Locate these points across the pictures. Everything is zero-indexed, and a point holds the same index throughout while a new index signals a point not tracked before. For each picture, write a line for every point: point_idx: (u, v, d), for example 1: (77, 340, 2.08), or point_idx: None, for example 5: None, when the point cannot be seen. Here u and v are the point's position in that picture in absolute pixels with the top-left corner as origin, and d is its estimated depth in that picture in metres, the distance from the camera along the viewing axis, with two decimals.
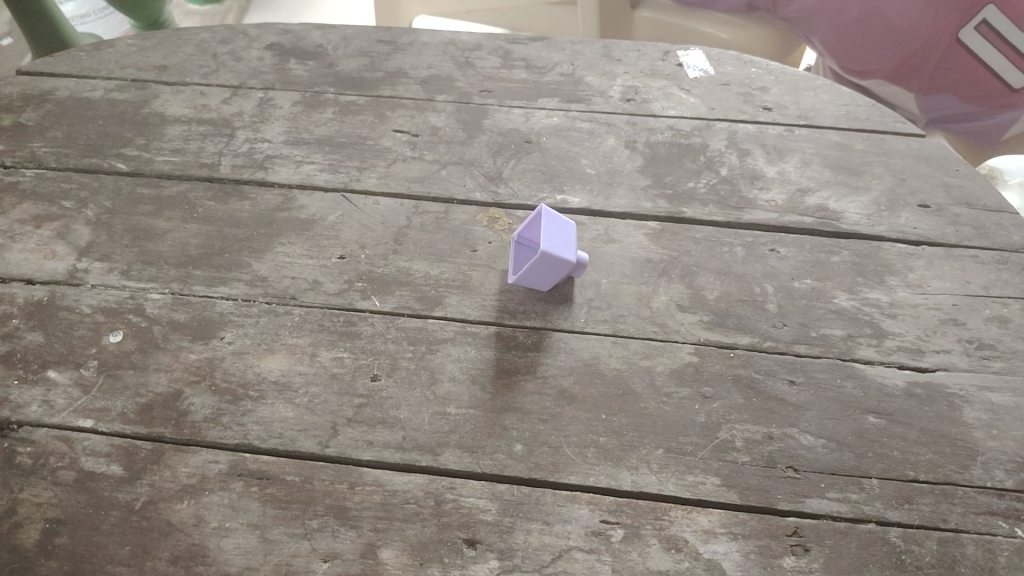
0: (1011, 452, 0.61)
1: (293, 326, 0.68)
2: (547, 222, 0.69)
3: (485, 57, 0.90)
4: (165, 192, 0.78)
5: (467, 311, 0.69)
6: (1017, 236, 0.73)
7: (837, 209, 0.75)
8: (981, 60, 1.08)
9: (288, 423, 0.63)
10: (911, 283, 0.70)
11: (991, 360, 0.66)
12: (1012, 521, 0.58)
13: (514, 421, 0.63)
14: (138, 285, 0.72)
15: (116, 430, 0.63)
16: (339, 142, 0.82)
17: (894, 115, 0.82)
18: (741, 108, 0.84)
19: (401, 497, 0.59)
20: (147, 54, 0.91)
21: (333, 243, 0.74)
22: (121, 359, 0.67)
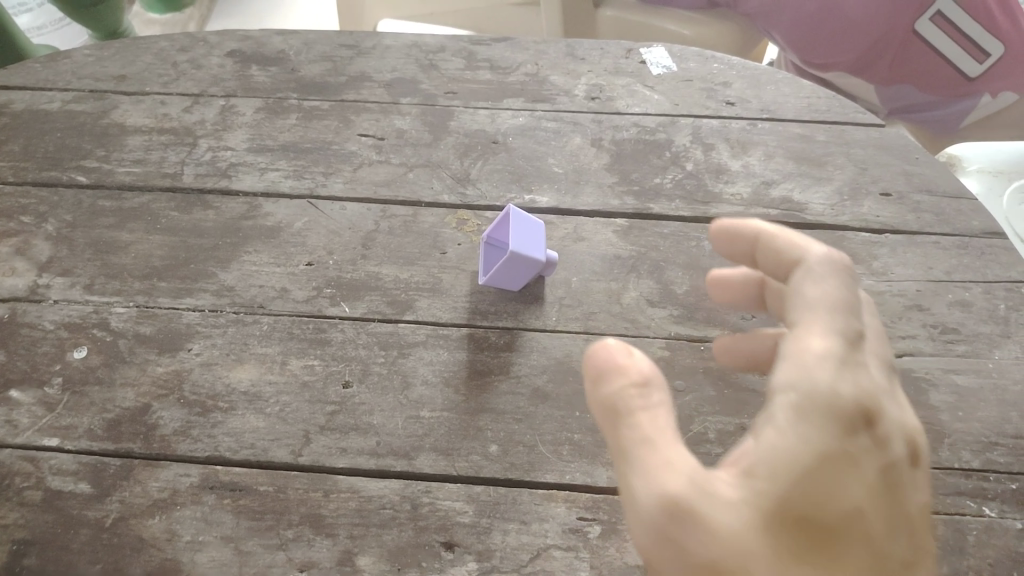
0: (977, 433, 0.62)
1: (262, 335, 0.68)
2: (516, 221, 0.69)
3: (449, 59, 0.90)
4: (126, 204, 0.77)
5: (439, 313, 0.69)
6: (976, 221, 0.74)
7: (802, 201, 0.76)
8: (937, 51, 1.11)
9: (260, 433, 0.62)
10: (876, 271, 0.71)
11: (954, 343, 0.67)
12: (980, 501, 0.59)
13: (488, 422, 0.62)
14: (101, 299, 0.70)
15: (83, 447, 0.62)
16: (303, 148, 0.81)
17: (854, 106, 0.83)
18: (704, 103, 0.84)
19: (376, 502, 0.59)
20: (105, 64, 0.89)
21: (300, 250, 0.73)
22: (87, 375, 0.66)
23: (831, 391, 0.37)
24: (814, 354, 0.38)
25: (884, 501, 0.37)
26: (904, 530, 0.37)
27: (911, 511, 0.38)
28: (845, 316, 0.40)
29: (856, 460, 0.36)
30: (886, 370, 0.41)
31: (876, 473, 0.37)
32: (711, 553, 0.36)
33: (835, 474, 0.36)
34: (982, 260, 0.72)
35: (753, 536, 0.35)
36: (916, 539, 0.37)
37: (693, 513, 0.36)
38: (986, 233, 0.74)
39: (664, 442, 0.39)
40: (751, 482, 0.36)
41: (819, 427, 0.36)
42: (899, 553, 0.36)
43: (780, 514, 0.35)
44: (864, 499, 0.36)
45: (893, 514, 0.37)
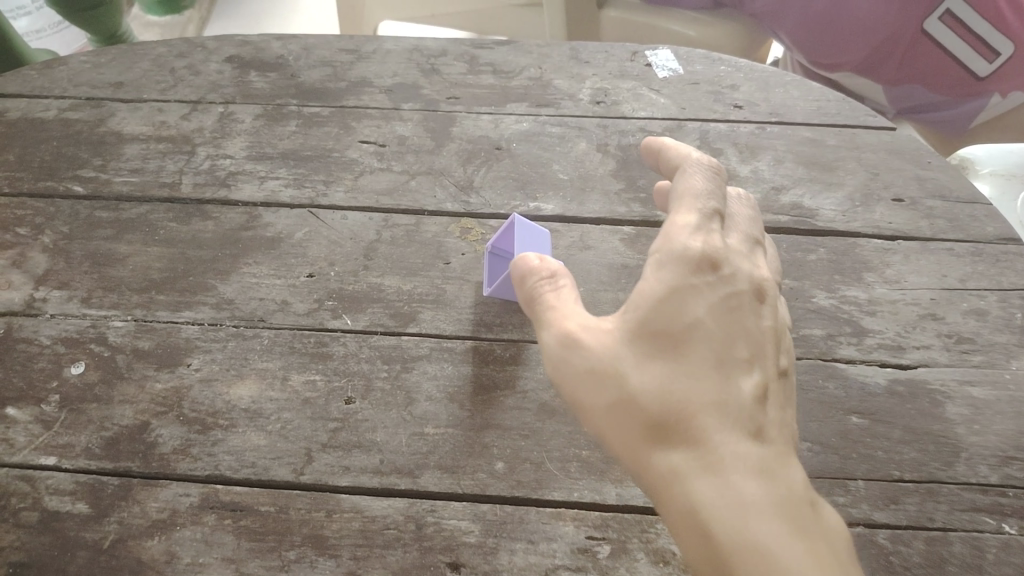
0: (994, 446, 0.61)
1: (262, 350, 0.66)
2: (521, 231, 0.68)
3: (451, 63, 0.88)
4: (124, 215, 0.76)
5: (443, 326, 0.67)
6: (990, 227, 0.73)
7: (812, 207, 0.74)
8: (947, 50, 1.09)
9: (261, 451, 0.61)
10: (889, 279, 0.70)
11: (970, 354, 0.65)
12: (998, 517, 0.58)
13: (494, 439, 0.61)
14: (99, 313, 0.69)
15: (80, 466, 0.61)
16: (303, 156, 0.80)
17: (865, 109, 0.82)
18: (712, 107, 0.82)
19: (380, 522, 0.58)
20: (102, 71, 0.88)
21: (300, 261, 0.72)
22: (85, 392, 0.65)
23: (681, 244, 0.49)
24: (676, 223, 0.50)
25: (727, 322, 0.48)
26: (745, 342, 0.48)
27: (752, 330, 0.49)
28: (703, 199, 0.51)
29: (702, 290, 0.48)
30: (746, 242, 0.53)
31: (719, 298, 0.48)
32: (592, 366, 0.48)
33: (683, 300, 0.47)
34: (996, 267, 0.70)
35: (623, 351, 0.48)
36: (756, 352, 0.48)
37: (580, 341, 0.49)
38: (1000, 239, 0.72)
39: (564, 304, 0.52)
40: (626, 316, 0.49)
41: (672, 268, 0.48)
42: (739, 359, 0.47)
43: (642, 330, 0.48)
44: (707, 318, 0.47)
45: (735, 333, 0.48)
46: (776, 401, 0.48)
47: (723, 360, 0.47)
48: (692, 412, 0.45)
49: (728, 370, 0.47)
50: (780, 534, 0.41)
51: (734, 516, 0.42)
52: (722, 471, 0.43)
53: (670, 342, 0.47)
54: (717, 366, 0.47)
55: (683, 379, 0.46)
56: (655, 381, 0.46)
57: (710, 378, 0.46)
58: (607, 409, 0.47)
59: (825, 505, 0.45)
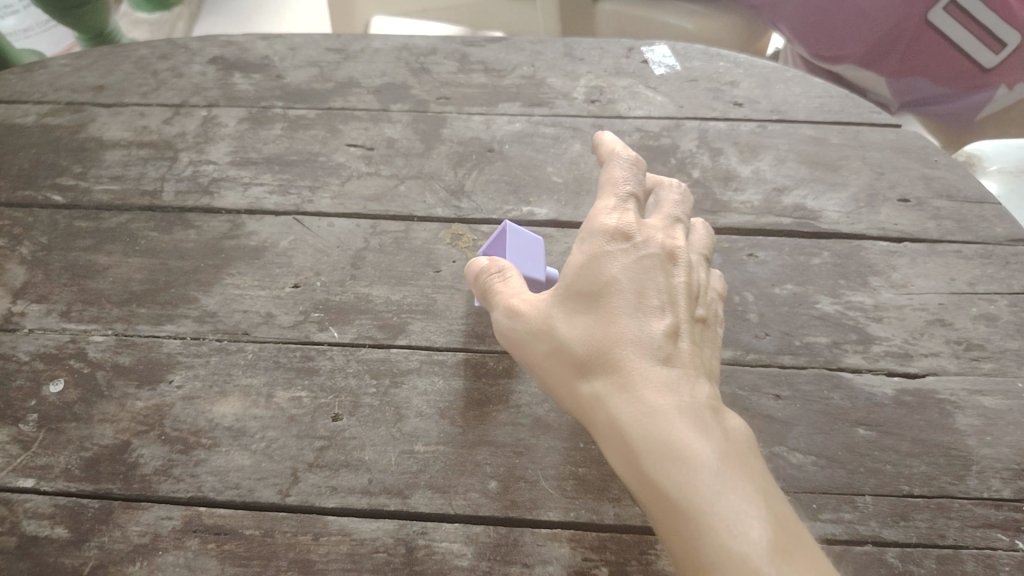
0: (1006, 458, 0.59)
1: (246, 365, 0.64)
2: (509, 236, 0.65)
3: (441, 62, 0.85)
4: (104, 224, 0.73)
5: (433, 337, 0.65)
6: (1000, 227, 0.70)
7: (815, 208, 0.72)
8: (951, 41, 1.06)
9: (245, 471, 0.59)
10: (895, 284, 0.67)
11: (980, 361, 0.63)
12: (1011, 534, 0.56)
13: (487, 456, 0.59)
14: (79, 327, 0.67)
15: (59, 489, 0.59)
16: (289, 160, 0.77)
17: (868, 106, 0.79)
18: (711, 104, 0.80)
19: (369, 546, 0.55)
20: (82, 74, 0.85)
21: (286, 271, 0.69)
22: (63, 411, 0.62)
23: (598, 221, 0.53)
24: (599, 207, 0.55)
25: (642, 271, 0.51)
26: (661, 293, 0.51)
27: (667, 279, 0.52)
28: (620, 186, 0.56)
29: (619, 251, 0.52)
30: (671, 218, 0.56)
31: (634, 258, 0.52)
32: (530, 329, 0.53)
33: (599, 262, 0.51)
34: (1007, 269, 0.68)
35: (554, 310, 0.52)
36: (672, 297, 0.51)
37: (519, 310, 0.54)
38: (1010, 240, 0.70)
39: (507, 285, 0.56)
40: (559, 283, 0.53)
41: (591, 242, 0.53)
42: (656, 301, 0.50)
43: (568, 290, 0.52)
44: (624, 270, 0.51)
45: (651, 280, 0.51)
46: (692, 343, 0.50)
47: (639, 302, 0.50)
48: (610, 346, 0.49)
49: (644, 311, 0.50)
50: (689, 440, 0.44)
51: (647, 428, 0.45)
52: (637, 391, 0.47)
53: (590, 292, 0.51)
54: (633, 308, 0.50)
55: (603, 327, 0.49)
56: (580, 329, 0.50)
57: (626, 318, 0.49)
58: (545, 362, 0.52)
59: (734, 421, 0.46)
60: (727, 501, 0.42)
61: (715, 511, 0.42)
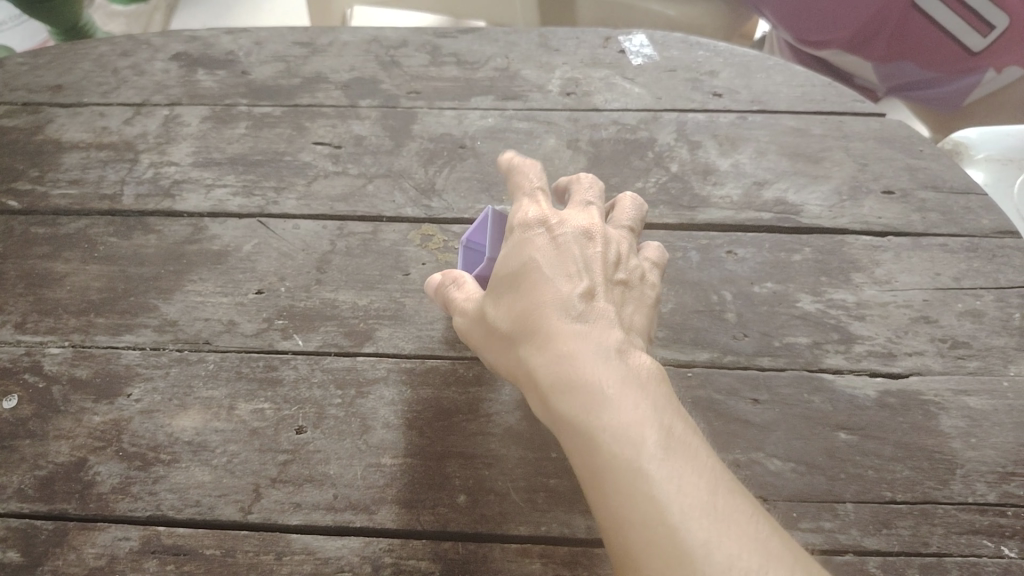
0: (992, 461, 0.57)
1: (207, 376, 0.62)
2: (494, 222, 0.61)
3: (412, 54, 0.83)
4: (61, 230, 0.71)
5: (401, 344, 0.63)
6: (986, 219, 0.68)
7: (796, 202, 0.70)
8: (937, 23, 1.04)
9: (205, 488, 0.57)
10: (879, 280, 0.65)
11: (966, 360, 0.61)
12: (997, 540, 0.54)
13: (456, 468, 0.57)
14: (34, 339, 0.64)
15: (12, 510, 0.56)
16: (253, 160, 0.74)
17: (852, 95, 0.77)
18: (689, 95, 0.77)
19: (333, 565, 0.53)
20: (40, 73, 0.82)
21: (249, 276, 0.67)
22: (17, 428, 0.60)
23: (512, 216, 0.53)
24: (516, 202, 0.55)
25: (553, 242, 0.51)
26: (573, 259, 0.50)
27: (579, 246, 0.51)
28: (533, 185, 0.56)
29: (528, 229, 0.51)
30: (587, 202, 0.56)
31: (545, 236, 0.51)
32: (468, 319, 0.53)
33: (513, 246, 0.51)
34: (993, 263, 0.66)
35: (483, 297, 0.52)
36: (587, 261, 0.50)
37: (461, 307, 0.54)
38: (997, 233, 0.67)
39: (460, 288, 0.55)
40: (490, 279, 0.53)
41: (508, 237, 0.52)
42: (568, 266, 0.49)
43: (493, 275, 0.52)
44: (535, 244, 0.51)
45: (562, 249, 0.50)
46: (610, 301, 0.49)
47: (551, 267, 0.49)
48: (525, 310, 0.48)
49: (555, 275, 0.49)
50: (591, 382, 0.43)
51: (553, 377, 0.44)
52: (547, 342, 0.46)
53: (505, 267, 0.50)
54: (545, 276, 0.49)
55: (519, 299, 0.49)
56: (502, 304, 0.50)
57: (538, 284, 0.48)
58: (481, 345, 0.52)
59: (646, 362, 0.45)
60: (623, 426, 0.40)
61: (612, 437, 0.40)
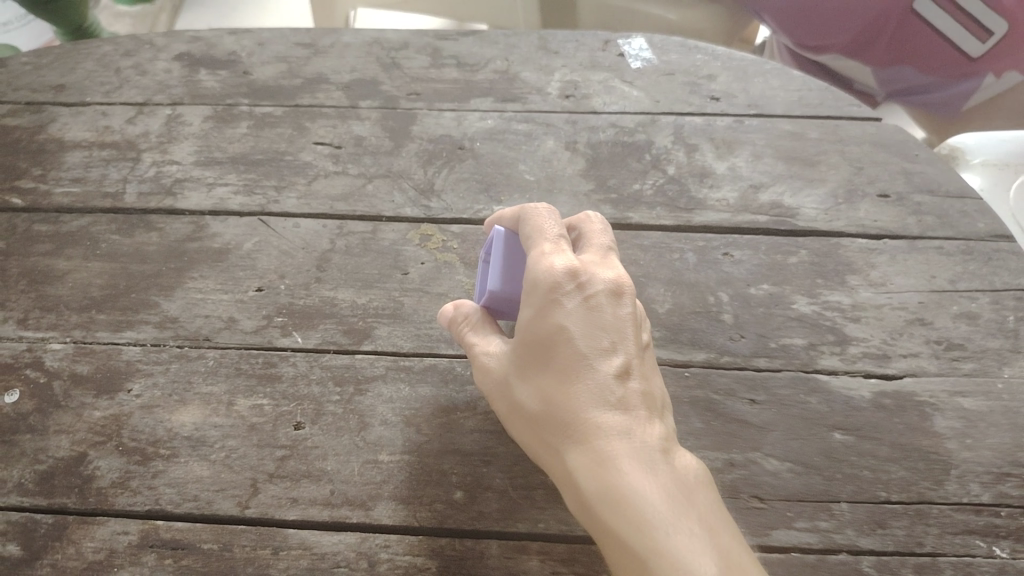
0: (987, 462, 0.57)
1: (207, 372, 0.62)
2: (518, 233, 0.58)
3: (413, 56, 0.83)
4: (64, 227, 0.71)
5: (400, 342, 0.63)
6: (982, 223, 0.69)
7: (793, 205, 0.70)
8: (936, 29, 1.04)
9: (204, 483, 0.57)
10: (874, 282, 0.66)
11: (960, 361, 0.61)
12: (990, 540, 0.54)
13: (454, 466, 0.58)
14: (36, 335, 0.65)
15: (12, 504, 0.57)
16: (255, 160, 0.75)
17: (849, 99, 0.77)
18: (687, 98, 0.78)
19: (331, 560, 0.54)
20: (43, 73, 0.83)
21: (249, 274, 0.68)
22: (18, 422, 0.61)
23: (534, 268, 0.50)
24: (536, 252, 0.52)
25: (584, 314, 0.48)
26: (604, 331, 0.48)
27: (610, 315, 0.49)
28: (552, 230, 0.53)
29: (556, 295, 0.49)
30: (605, 248, 0.54)
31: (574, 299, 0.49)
32: (494, 385, 0.52)
33: (541, 310, 0.49)
34: (988, 266, 0.66)
35: (509, 365, 0.51)
36: (619, 329, 0.49)
37: (482, 368, 0.53)
38: (992, 236, 0.68)
39: (476, 337, 0.55)
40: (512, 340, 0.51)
41: (531, 294, 0.50)
42: (601, 345, 0.48)
43: (518, 343, 0.50)
44: (564, 315, 0.48)
45: (593, 319, 0.48)
46: (643, 380, 0.48)
47: (584, 342, 0.48)
48: (559, 399, 0.47)
49: (588, 357, 0.48)
50: (637, 493, 0.43)
51: (597, 484, 0.44)
52: (589, 442, 0.45)
53: (534, 343, 0.49)
54: (579, 356, 0.48)
55: (553, 380, 0.48)
56: (533, 387, 0.49)
57: (572, 371, 0.47)
58: (510, 418, 0.51)
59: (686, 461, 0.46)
60: (677, 550, 0.41)
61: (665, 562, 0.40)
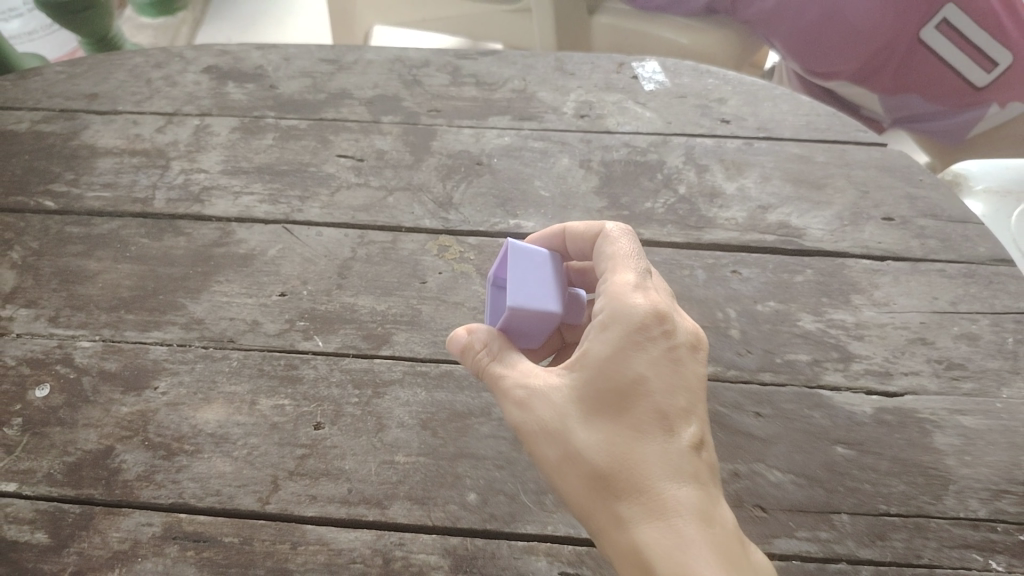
0: (984, 479, 0.59)
1: (231, 372, 0.65)
2: (571, 252, 0.58)
3: (434, 74, 0.86)
4: (95, 230, 0.74)
5: (417, 348, 0.66)
6: (983, 247, 0.71)
7: (800, 226, 0.72)
8: (942, 59, 1.08)
9: (226, 478, 0.59)
10: (877, 302, 0.68)
11: (960, 380, 0.63)
12: (987, 554, 0.55)
13: (468, 469, 0.60)
14: (66, 333, 0.67)
15: (41, 493, 0.59)
16: (280, 170, 0.78)
17: (855, 125, 0.80)
18: (698, 121, 0.80)
19: (347, 556, 0.56)
20: (77, 82, 0.85)
21: (273, 279, 0.70)
22: (48, 416, 0.63)
23: (622, 306, 0.48)
24: (618, 284, 0.50)
25: (671, 370, 0.48)
26: (683, 393, 0.48)
27: (687, 375, 0.48)
28: (634, 263, 0.52)
29: (645, 341, 0.48)
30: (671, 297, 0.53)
31: (660, 352, 0.48)
32: (541, 423, 0.48)
33: (625, 356, 0.47)
34: (989, 289, 0.68)
35: (567, 405, 0.48)
36: (693, 392, 0.48)
37: (525, 402, 0.49)
38: (992, 260, 0.70)
39: (506, 367, 0.51)
40: (573, 377, 0.48)
41: (615, 333, 0.48)
42: (682, 408, 0.47)
43: (589, 385, 0.47)
44: (652, 366, 0.47)
45: (677, 377, 0.48)
46: (709, 452, 0.48)
47: (664, 401, 0.47)
48: (638, 457, 0.46)
49: (669, 418, 0.47)
50: None
51: (673, 563, 0.43)
52: (665, 514, 0.44)
53: (614, 390, 0.47)
54: (658, 417, 0.47)
55: (627, 437, 0.46)
56: (601, 436, 0.47)
57: (654, 429, 0.46)
58: (555, 463, 0.48)
59: (750, 547, 0.46)
60: None
61: None
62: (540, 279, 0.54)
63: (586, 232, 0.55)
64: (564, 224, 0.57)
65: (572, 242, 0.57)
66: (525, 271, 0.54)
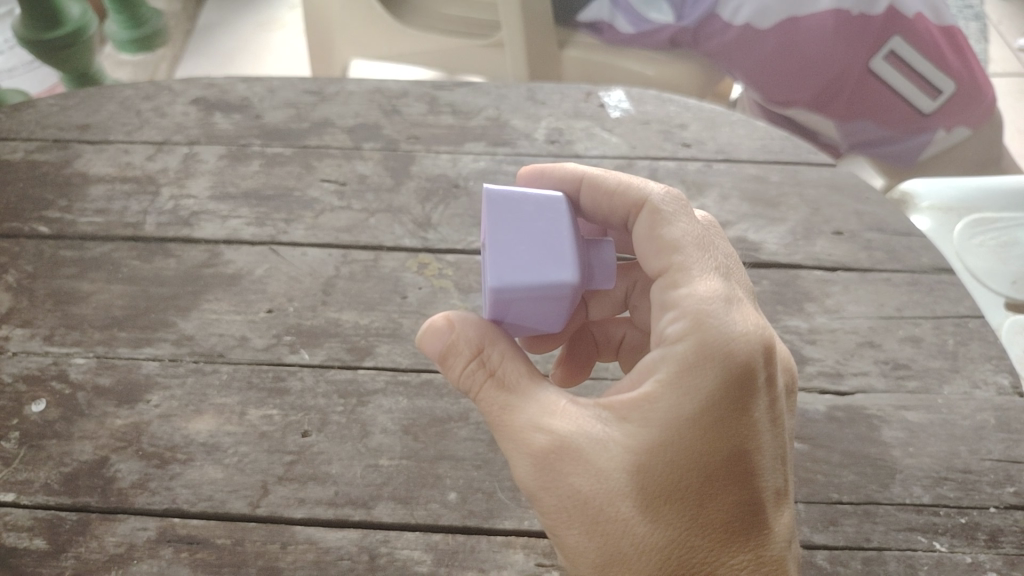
0: (928, 468, 0.64)
1: (221, 385, 0.68)
2: (584, 207, 0.54)
3: (412, 104, 0.89)
4: (87, 253, 0.77)
5: (399, 359, 0.69)
6: (926, 258, 0.76)
7: (757, 240, 0.77)
8: (890, 85, 1.16)
9: (218, 484, 0.63)
10: (828, 309, 0.73)
11: (905, 379, 0.69)
12: (931, 536, 0.60)
13: (447, 470, 0.63)
14: (62, 350, 0.70)
15: (38, 502, 0.62)
16: (266, 195, 0.81)
17: (808, 147, 0.85)
18: (661, 145, 0.85)
19: (334, 554, 0.59)
20: (69, 114, 0.88)
21: (260, 297, 0.74)
22: (45, 429, 0.65)
23: (725, 348, 0.45)
24: (709, 301, 0.46)
25: (767, 435, 0.47)
26: (775, 467, 0.47)
27: (780, 439, 0.48)
28: (721, 273, 0.49)
29: (745, 399, 0.45)
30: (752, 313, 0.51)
31: (759, 414, 0.46)
32: (596, 497, 0.45)
33: (721, 421, 0.45)
34: (932, 296, 0.74)
35: (631, 475, 0.45)
36: (781, 461, 0.48)
37: (565, 464, 0.45)
38: (935, 269, 0.75)
39: (524, 401, 0.47)
40: (644, 441, 0.45)
41: (712, 387, 0.45)
42: (773, 485, 0.47)
43: (668, 453, 0.44)
44: (745, 434, 0.46)
45: (766, 447, 0.47)
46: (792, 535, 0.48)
47: (755, 481, 0.46)
48: (716, 555, 0.45)
49: (758, 504, 0.46)
50: None
51: None
52: None
53: (697, 466, 0.45)
54: (748, 503, 0.46)
55: (708, 524, 0.45)
56: (678, 523, 0.45)
57: (742, 521, 0.46)
58: (602, 544, 0.46)
59: None
60: None
61: None
62: (537, 235, 0.46)
63: (624, 193, 0.52)
64: (585, 172, 0.54)
65: (589, 196, 0.54)
66: (516, 225, 0.46)
